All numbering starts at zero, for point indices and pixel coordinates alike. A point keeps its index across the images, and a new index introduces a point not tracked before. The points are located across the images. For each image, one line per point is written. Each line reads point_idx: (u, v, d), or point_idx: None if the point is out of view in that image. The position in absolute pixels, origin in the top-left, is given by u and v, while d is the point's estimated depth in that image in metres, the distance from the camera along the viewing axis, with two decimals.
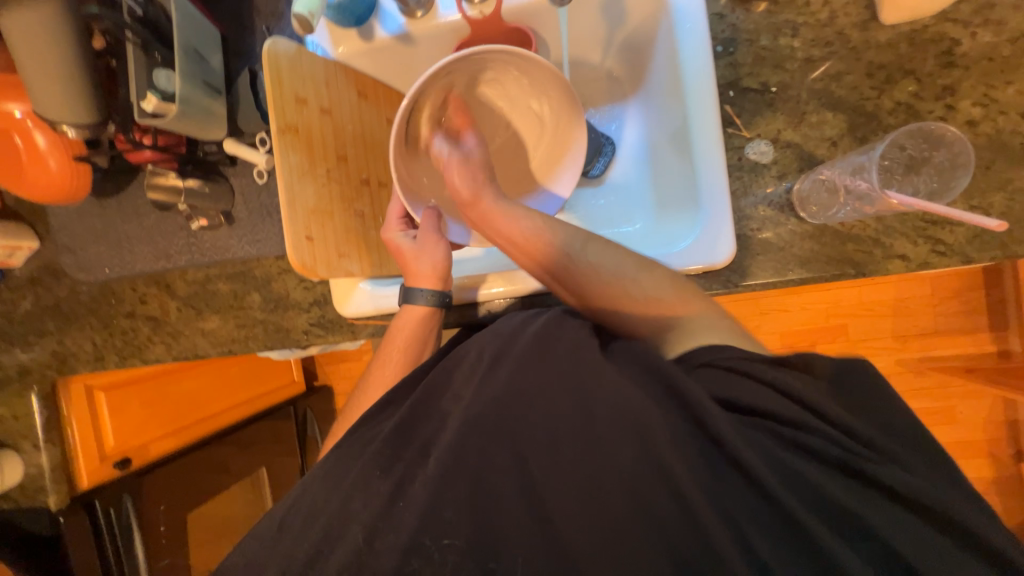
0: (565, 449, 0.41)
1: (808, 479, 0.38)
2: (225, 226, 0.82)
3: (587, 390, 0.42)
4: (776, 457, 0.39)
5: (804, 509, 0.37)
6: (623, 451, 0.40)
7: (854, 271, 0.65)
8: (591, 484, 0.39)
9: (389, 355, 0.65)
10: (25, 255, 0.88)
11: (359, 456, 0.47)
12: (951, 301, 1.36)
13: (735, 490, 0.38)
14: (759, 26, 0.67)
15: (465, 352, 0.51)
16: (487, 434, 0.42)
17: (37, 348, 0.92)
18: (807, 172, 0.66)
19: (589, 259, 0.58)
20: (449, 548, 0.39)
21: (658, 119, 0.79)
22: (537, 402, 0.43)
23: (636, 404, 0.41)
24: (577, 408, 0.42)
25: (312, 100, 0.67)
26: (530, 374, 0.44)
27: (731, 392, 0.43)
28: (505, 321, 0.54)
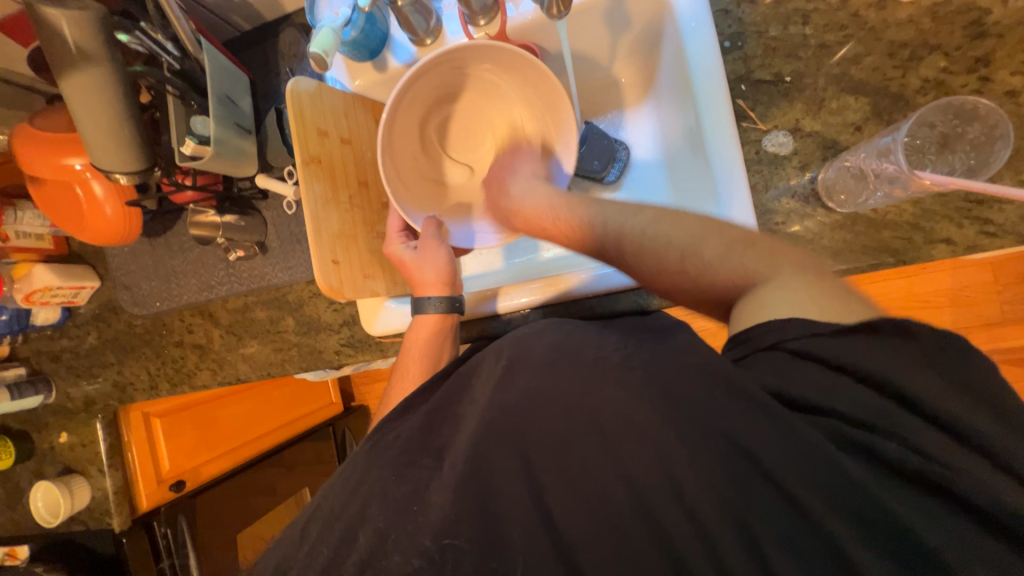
0: (572, 454, 0.41)
1: (864, 492, 0.33)
2: (259, 255, 0.87)
3: (597, 395, 0.42)
4: (819, 461, 0.34)
5: (833, 517, 0.33)
6: (633, 457, 0.39)
7: (893, 259, 0.61)
8: (597, 491, 0.40)
9: (406, 359, 0.67)
10: (88, 293, 0.97)
11: (381, 465, 0.49)
12: (1019, 286, 1.25)
13: (765, 504, 0.35)
14: (767, 17, 0.65)
15: (482, 360, 0.53)
16: (499, 439, 0.43)
17: (100, 379, 1.00)
18: (831, 160, 0.63)
19: (630, 237, 0.50)
20: (449, 547, 0.42)
21: (671, 119, 0.78)
22: (548, 409, 0.43)
23: (651, 408, 0.40)
24: (589, 413, 0.42)
25: (333, 132, 0.71)
26: (544, 381, 0.45)
27: (792, 381, 0.36)
28: (525, 327, 0.54)
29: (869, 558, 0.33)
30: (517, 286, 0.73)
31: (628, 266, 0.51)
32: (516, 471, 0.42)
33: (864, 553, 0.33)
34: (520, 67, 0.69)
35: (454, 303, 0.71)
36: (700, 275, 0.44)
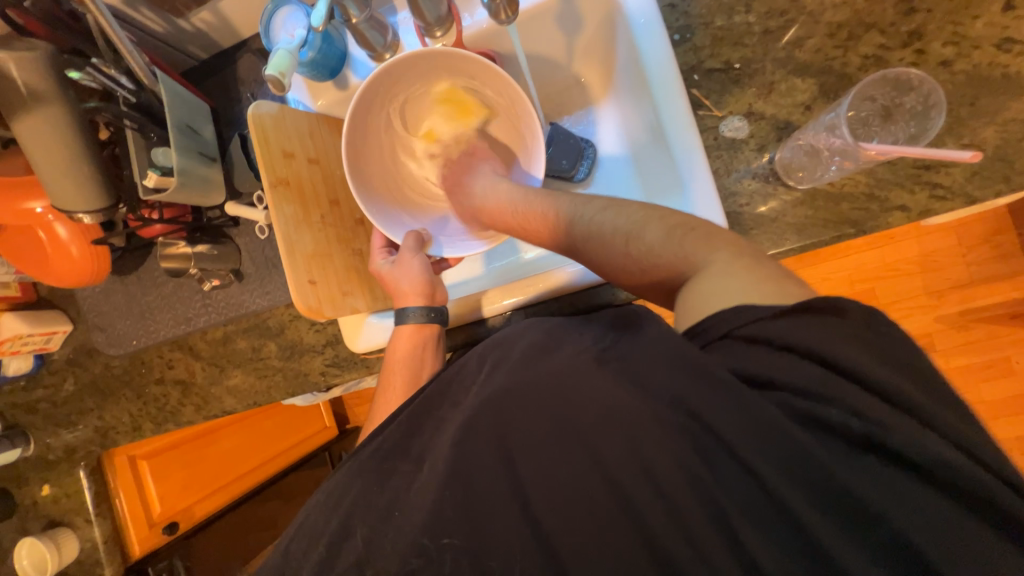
0: (547, 448, 0.42)
1: (819, 468, 0.34)
2: (236, 283, 0.86)
3: (576, 389, 0.42)
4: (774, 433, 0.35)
5: (794, 495, 0.34)
6: (606, 445, 0.40)
7: (853, 229, 0.63)
8: (575, 482, 0.40)
9: (395, 372, 0.67)
10: (60, 338, 0.95)
11: (362, 478, 0.49)
12: (981, 246, 1.30)
13: (736, 483, 0.36)
14: (711, 9, 0.68)
15: (466, 362, 0.53)
16: (479, 439, 0.44)
17: (80, 426, 0.97)
18: (785, 140, 0.65)
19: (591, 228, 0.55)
20: (449, 547, 0.42)
21: (631, 112, 0.80)
22: (532, 406, 0.43)
23: (627, 399, 0.40)
24: (564, 407, 0.42)
25: (299, 153, 0.72)
26: (525, 379, 0.44)
27: (756, 367, 0.38)
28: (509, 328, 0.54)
29: (829, 529, 0.34)
30: (500, 289, 0.74)
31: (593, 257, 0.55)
32: (496, 467, 0.43)
33: (822, 517, 0.34)
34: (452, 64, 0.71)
35: (434, 312, 0.70)
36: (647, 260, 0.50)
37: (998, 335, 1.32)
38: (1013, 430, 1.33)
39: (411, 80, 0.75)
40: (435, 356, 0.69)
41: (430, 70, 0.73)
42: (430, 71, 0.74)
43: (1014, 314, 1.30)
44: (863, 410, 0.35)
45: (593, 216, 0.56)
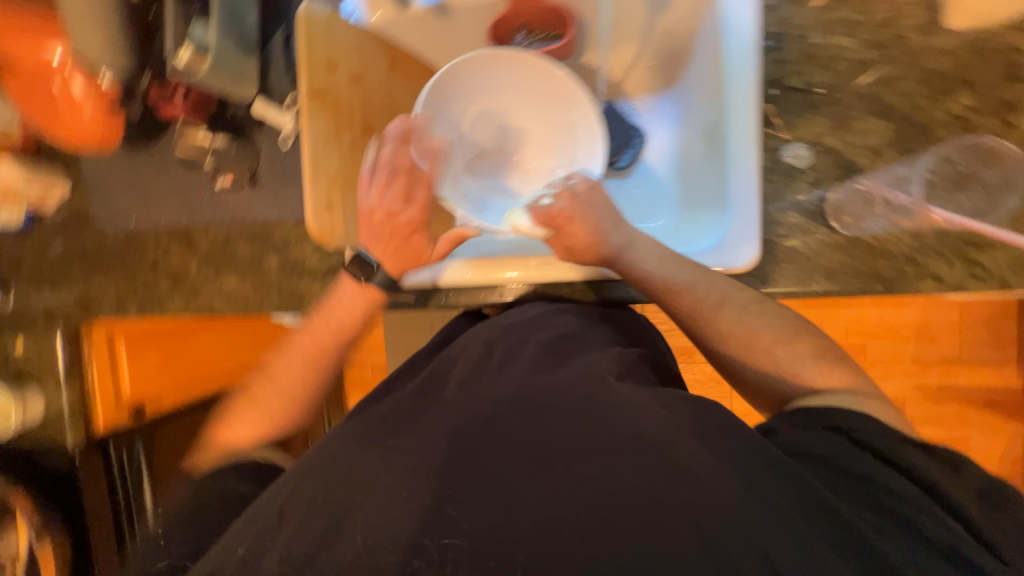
0: (578, 453, 0.42)
1: (841, 518, 0.38)
2: (249, 187, 0.83)
3: (608, 404, 0.46)
4: (774, 466, 0.40)
5: (824, 542, 0.37)
6: (638, 468, 0.40)
7: (882, 287, 0.62)
8: (603, 493, 0.40)
9: (323, 339, 0.70)
10: (55, 199, 0.91)
11: (365, 444, 0.48)
12: (979, 329, 1.32)
13: (774, 528, 0.37)
14: (811, 22, 0.64)
15: (478, 347, 0.58)
16: (506, 428, 0.45)
17: (64, 291, 0.94)
18: (845, 181, 0.63)
19: (674, 276, 0.58)
20: (449, 548, 0.39)
21: (691, 114, 0.77)
22: (554, 401, 0.47)
23: (662, 426, 0.43)
24: (595, 417, 0.44)
25: (343, 66, 0.68)
26: (539, 376, 0.50)
27: (796, 443, 0.44)
28: (528, 319, 0.60)
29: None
30: (504, 261, 0.70)
31: (685, 312, 0.57)
32: (488, 444, 0.44)
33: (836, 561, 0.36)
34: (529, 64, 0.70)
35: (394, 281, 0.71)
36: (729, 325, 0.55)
37: (967, 416, 1.35)
38: None
39: (486, 88, 0.73)
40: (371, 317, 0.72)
41: (501, 83, 0.73)
42: (502, 86, 0.73)
43: (988, 400, 1.34)
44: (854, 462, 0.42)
45: (686, 271, 0.58)
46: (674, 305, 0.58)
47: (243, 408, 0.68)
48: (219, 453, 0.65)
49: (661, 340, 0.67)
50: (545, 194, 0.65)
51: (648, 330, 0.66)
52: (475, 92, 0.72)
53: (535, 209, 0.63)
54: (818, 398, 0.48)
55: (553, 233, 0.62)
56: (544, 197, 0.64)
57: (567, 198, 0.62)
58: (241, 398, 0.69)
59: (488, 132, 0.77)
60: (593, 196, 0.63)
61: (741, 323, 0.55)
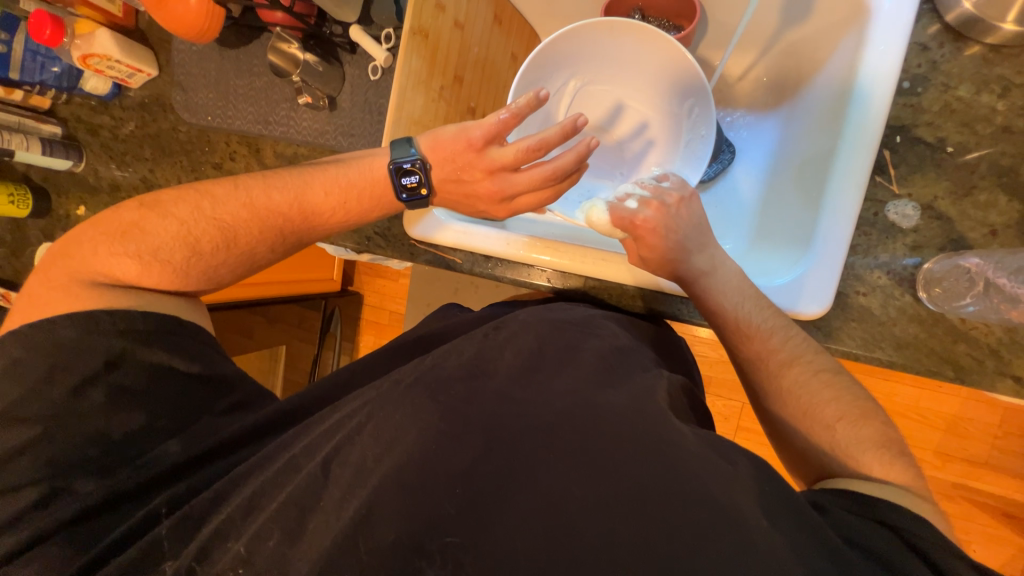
0: (607, 480, 0.37)
1: None
2: (326, 111, 0.82)
3: (657, 434, 0.39)
4: (843, 566, 0.33)
5: None
6: (672, 513, 0.34)
7: (953, 373, 0.58)
8: (629, 535, 0.34)
9: (284, 213, 0.60)
10: (142, 79, 0.93)
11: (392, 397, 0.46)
12: (1019, 439, 1.24)
13: None
14: (963, 72, 0.58)
15: (514, 328, 0.53)
16: (532, 424, 0.41)
17: (131, 169, 0.97)
18: (949, 253, 0.58)
19: (744, 317, 0.55)
20: (447, 547, 0.36)
21: (794, 144, 0.72)
22: (588, 414, 0.41)
23: (715, 481, 0.36)
24: (637, 445, 0.38)
25: (450, 9, 0.65)
26: (590, 395, 0.43)
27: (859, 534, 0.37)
28: (570, 317, 0.56)
29: None
30: (558, 245, 0.68)
31: (749, 357, 0.55)
32: (512, 443, 0.40)
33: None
34: (642, 39, 0.67)
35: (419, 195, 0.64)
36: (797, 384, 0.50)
37: (979, 521, 1.28)
38: None
39: (596, 58, 0.71)
40: (360, 216, 0.64)
41: (615, 55, 0.71)
42: (618, 64, 0.72)
43: (1005, 512, 1.26)
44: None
45: (764, 319, 0.55)
46: (743, 347, 0.55)
47: (147, 248, 0.56)
48: (104, 298, 0.53)
49: (692, 359, 0.63)
50: (635, 194, 0.61)
51: (681, 351, 0.63)
52: (585, 63, 0.72)
53: (619, 212, 0.60)
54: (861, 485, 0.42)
55: (632, 239, 0.60)
56: (631, 198, 0.60)
57: (654, 206, 0.59)
58: (143, 236, 0.56)
59: (597, 106, 0.76)
60: (683, 209, 0.61)
61: (813, 385, 0.50)
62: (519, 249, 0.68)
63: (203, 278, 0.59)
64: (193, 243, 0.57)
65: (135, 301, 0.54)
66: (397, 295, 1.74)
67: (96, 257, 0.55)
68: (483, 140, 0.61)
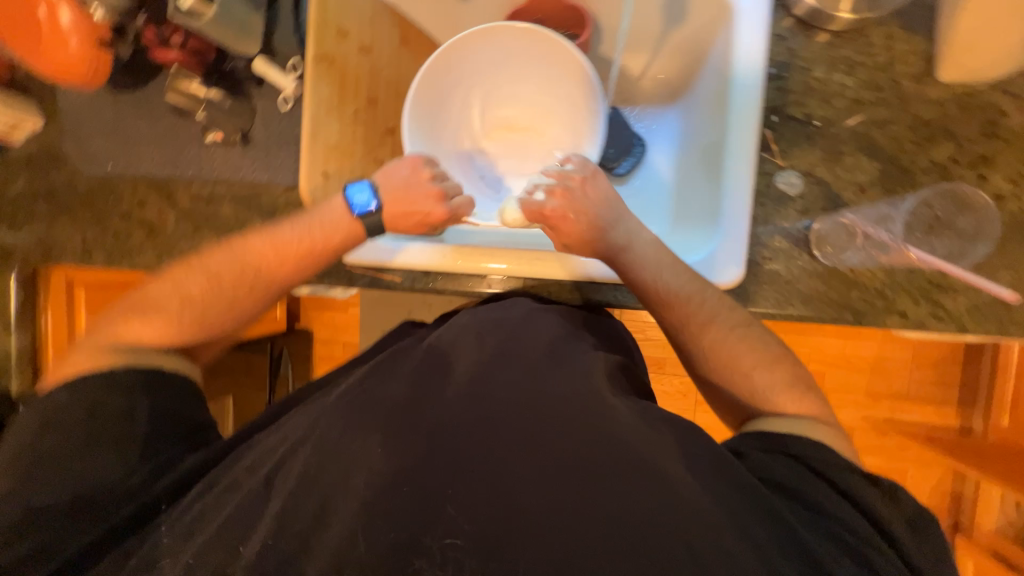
0: (562, 464, 0.41)
1: (803, 546, 0.38)
2: (239, 146, 0.80)
3: (602, 420, 0.43)
4: (755, 501, 0.40)
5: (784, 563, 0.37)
6: (626, 485, 0.40)
7: (852, 317, 0.65)
8: (587, 504, 0.39)
9: (265, 257, 0.63)
10: (26, 132, 0.85)
11: (341, 420, 0.46)
12: (929, 369, 1.40)
13: (741, 553, 0.37)
14: (816, 56, 0.66)
15: (462, 334, 0.54)
16: (479, 423, 0.43)
17: (25, 231, 0.88)
18: (830, 213, 0.66)
19: (665, 284, 0.60)
20: (450, 547, 0.38)
21: (694, 130, 0.79)
22: (536, 408, 0.44)
23: (653, 450, 0.41)
24: (588, 431, 0.42)
25: (354, 35, 0.66)
26: (534, 386, 0.46)
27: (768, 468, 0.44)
28: (512, 312, 0.58)
29: None
30: (490, 251, 0.70)
31: (674, 321, 0.59)
32: (473, 445, 0.42)
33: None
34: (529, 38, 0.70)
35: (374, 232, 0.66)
36: (716, 342, 0.56)
37: (909, 448, 1.43)
38: None
39: (491, 59, 0.75)
40: (327, 257, 0.65)
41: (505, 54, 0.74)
42: (512, 61, 0.76)
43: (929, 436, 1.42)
44: (828, 500, 0.42)
45: (683, 285, 0.59)
46: (665, 317, 0.60)
47: (154, 309, 0.60)
48: (108, 358, 0.57)
49: (628, 337, 0.67)
50: (540, 185, 0.65)
51: (619, 334, 0.66)
52: (476, 66, 0.75)
53: (529, 206, 0.64)
54: (777, 422, 0.50)
55: (547, 228, 0.64)
56: (538, 189, 0.64)
57: (558, 194, 0.63)
58: (149, 300, 0.61)
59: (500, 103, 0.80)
60: (588, 189, 0.64)
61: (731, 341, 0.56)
62: (454, 259, 0.70)
63: (195, 331, 0.61)
64: (193, 297, 0.61)
65: (114, 365, 0.56)
66: (350, 326, 1.66)
67: (113, 323, 0.60)
68: (426, 169, 0.67)
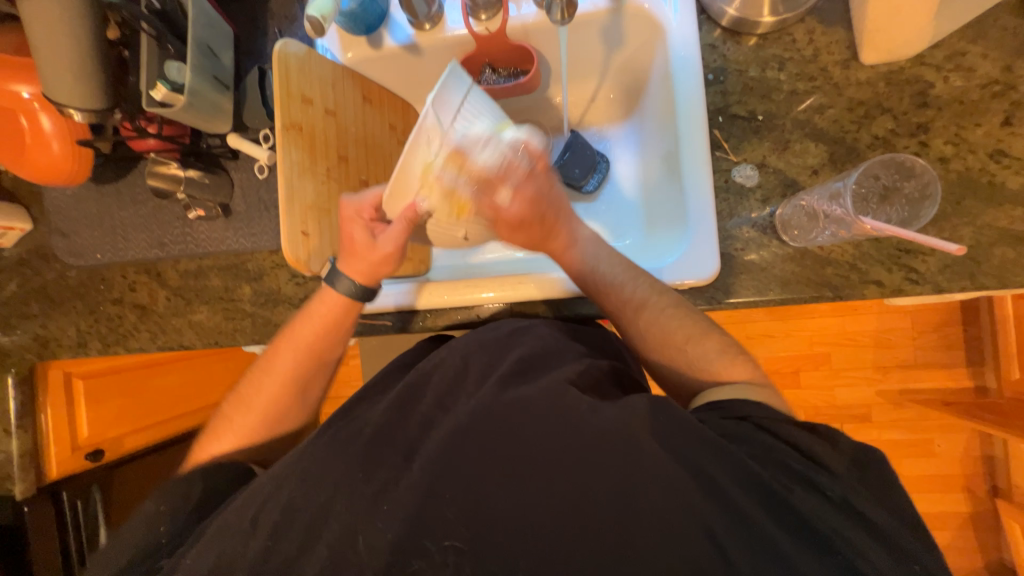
0: (549, 463, 0.43)
1: (782, 498, 0.40)
2: (221, 218, 0.83)
3: (583, 417, 0.44)
4: (735, 463, 0.41)
5: (763, 516, 0.39)
6: (612, 472, 0.41)
7: (832, 294, 0.67)
8: (577, 495, 0.41)
9: (293, 352, 0.67)
10: (15, 235, 0.88)
11: (343, 462, 0.48)
12: (930, 334, 1.40)
13: (719, 511, 0.39)
14: (748, 58, 0.71)
15: (446, 358, 0.56)
16: (475, 442, 0.45)
17: (19, 331, 0.90)
18: (789, 198, 0.68)
19: (603, 275, 0.62)
20: (449, 549, 0.41)
21: (651, 141, 0.83)
22: (518, 417, 0.46)
23: (631, 430, 0.43)
24: (570, 429, 0.44)
25: (318, 101, 0.70)
26: (511, 393, 0.48)
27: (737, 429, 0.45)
28: (488, 331, 0.59)
29: (805, 554, 0.38)
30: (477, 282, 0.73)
31: (613, 309, 0.61)
32: (471, 462, 0.44)
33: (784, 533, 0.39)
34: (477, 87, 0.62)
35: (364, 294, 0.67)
36: (653, 324, 0.59)
37: (928, 416, 1.41)
38: (936, 506, 1.42)
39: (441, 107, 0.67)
40: (346, 332, 0.69)
41: None
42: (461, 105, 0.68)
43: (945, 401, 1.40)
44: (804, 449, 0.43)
45: (616, 273, 0.62)
46: (602, 307, 0.62)
47: (224, 427, 0.67)
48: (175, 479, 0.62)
49: (622, 344, 0.68)
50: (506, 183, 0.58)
51: (611, 338, 0.67)
52: None
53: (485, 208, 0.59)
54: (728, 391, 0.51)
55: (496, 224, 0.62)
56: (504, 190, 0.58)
57: (524, 196, 0.59)
58: (217, 420, 0.68)
59: None
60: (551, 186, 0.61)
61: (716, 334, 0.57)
62: (443, 296, 0.73)
63: (272, 434, 0.68)
64: (247, 406, 0.67)
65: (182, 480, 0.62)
66: (353, 378, 1.66)
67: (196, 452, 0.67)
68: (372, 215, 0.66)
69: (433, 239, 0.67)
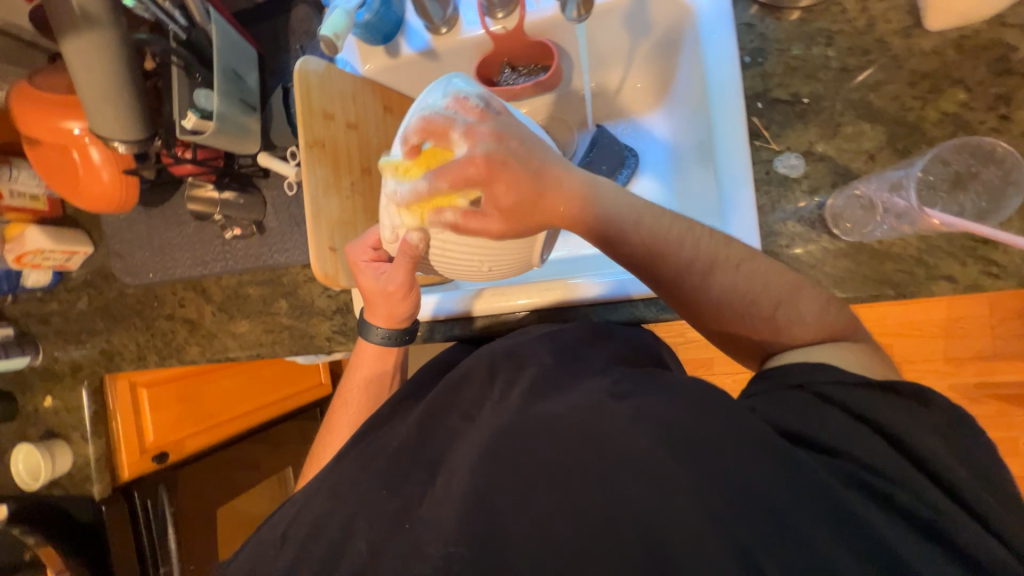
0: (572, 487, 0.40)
1: (844, 518, 0.34)
2: (257, 235, 0.86)
3: (604, 437, 0.41)
4: (786, 483, 0.36)
5: (821, 540, 0.34)
6: (637, 493, 0.37)
7: (894, 292, 0.60)
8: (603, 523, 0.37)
9: (354, 383, 0.71)
10: (81, 259, 0.96)
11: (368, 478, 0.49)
12: (1012, 322, 1.25)
13: (768, 536, 0.34)
14: (791, 35, 0.65)
15: (475, 367, 0.59)
16: (495, 462, 0.43)
17: (88, 345, 0.99)
18: (841, 187, 0.62)
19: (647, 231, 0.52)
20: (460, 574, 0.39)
21: (684, 128, 0.77)
22: (540, 433, 0.44)
23: (652, 446, 0.39)
24: (589, 446, 0.41)
25: (339, 116, 0.71)
26: (536, 407, 0.47)
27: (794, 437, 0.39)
28: (518, 340, 0.61)
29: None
30: (512, 288, 0.73)
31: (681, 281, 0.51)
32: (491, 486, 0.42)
33: (841, 554, 0.33)
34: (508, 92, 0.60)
35: (402, 337, 0.71)
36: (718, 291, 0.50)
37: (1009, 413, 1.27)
38: None
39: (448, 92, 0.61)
40: (399, 364, 0.72)
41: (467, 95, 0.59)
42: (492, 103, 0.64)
43: None
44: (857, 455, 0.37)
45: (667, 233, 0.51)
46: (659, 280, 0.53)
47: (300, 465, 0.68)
48: None
49: (664, 351, 0.65)
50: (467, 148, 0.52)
51: (646, 346, 0.63)
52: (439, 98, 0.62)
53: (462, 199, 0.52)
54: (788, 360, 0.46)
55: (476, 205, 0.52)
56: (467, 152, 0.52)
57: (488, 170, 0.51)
58: None
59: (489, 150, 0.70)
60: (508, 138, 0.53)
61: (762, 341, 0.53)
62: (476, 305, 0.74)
63: None
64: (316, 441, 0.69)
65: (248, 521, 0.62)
66: None
67: None
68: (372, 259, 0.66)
69: (444, 272, 0.62)
